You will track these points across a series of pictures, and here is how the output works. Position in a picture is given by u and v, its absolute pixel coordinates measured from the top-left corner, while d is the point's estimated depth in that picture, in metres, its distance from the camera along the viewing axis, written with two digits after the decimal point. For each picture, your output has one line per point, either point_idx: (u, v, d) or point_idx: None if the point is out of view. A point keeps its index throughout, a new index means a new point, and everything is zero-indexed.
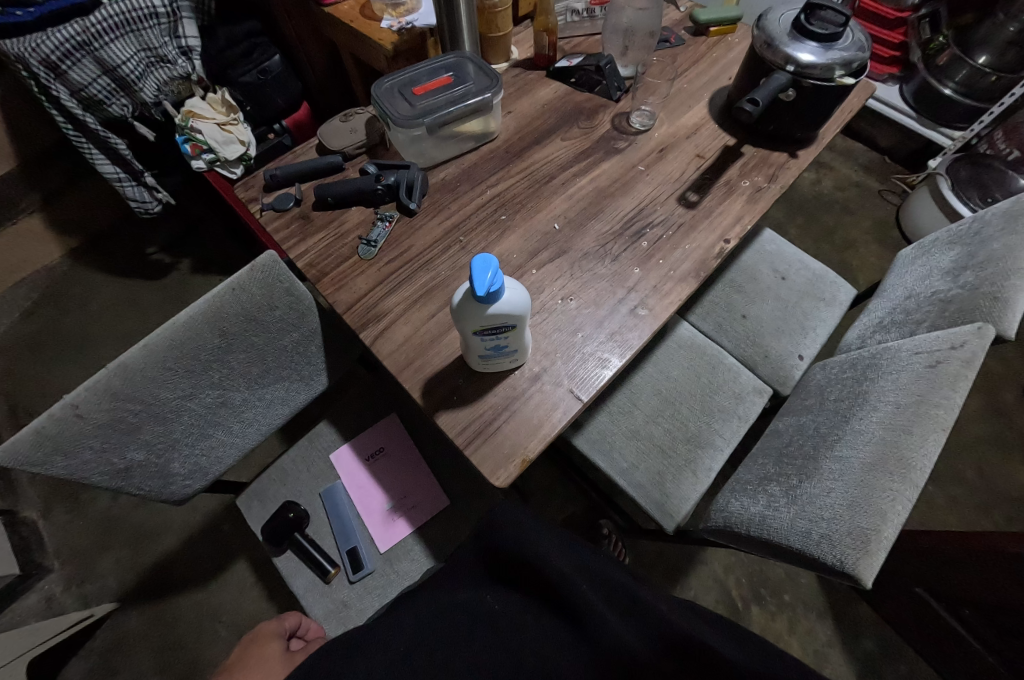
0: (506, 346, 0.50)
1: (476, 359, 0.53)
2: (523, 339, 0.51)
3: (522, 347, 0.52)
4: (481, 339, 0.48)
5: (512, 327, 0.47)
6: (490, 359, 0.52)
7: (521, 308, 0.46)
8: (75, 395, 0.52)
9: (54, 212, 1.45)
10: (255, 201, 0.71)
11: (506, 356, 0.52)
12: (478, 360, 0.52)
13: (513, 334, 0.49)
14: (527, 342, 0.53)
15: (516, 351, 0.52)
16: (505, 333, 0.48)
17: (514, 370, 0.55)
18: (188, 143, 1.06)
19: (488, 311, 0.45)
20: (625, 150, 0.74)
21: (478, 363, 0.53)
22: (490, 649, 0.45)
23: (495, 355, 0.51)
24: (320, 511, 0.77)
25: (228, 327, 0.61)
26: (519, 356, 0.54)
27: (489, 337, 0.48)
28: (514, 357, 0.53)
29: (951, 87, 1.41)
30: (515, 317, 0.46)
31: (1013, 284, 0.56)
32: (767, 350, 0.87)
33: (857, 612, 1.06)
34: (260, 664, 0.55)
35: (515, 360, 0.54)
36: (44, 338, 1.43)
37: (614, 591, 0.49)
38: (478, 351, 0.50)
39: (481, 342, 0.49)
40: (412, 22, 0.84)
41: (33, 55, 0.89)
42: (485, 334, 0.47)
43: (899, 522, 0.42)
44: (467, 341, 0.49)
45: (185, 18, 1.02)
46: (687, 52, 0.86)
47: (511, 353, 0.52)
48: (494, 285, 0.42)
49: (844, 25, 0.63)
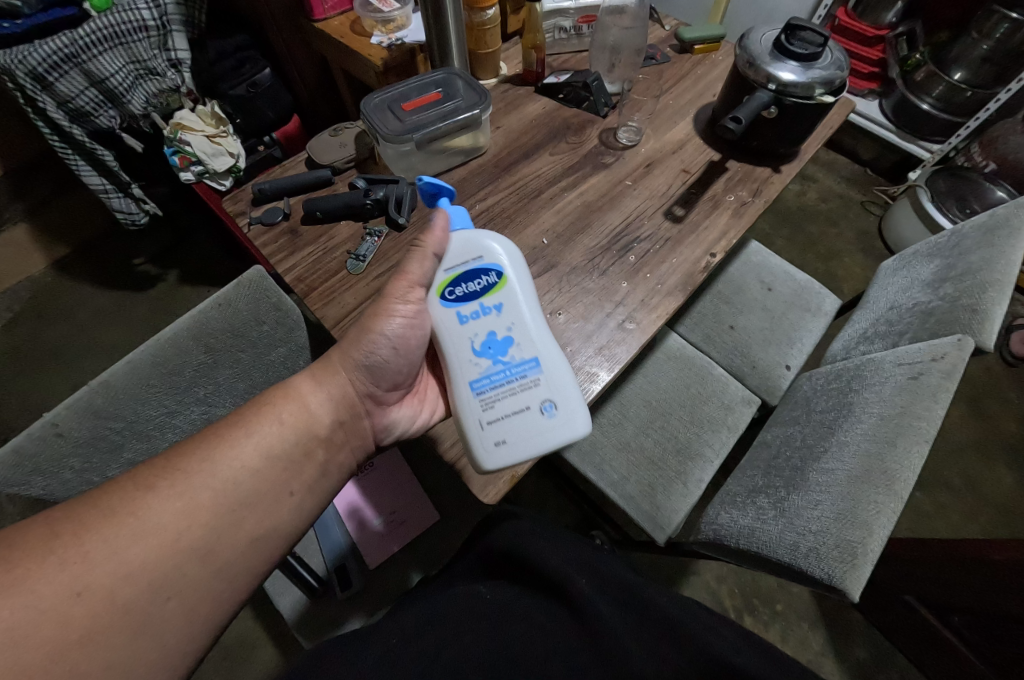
0: (511, 330, 0.49)
1: (483, 440, 0.47)
2: (538, 332, 0.50)
3: (545, 356, 0.49)
4: (469, 307, 0.50)
5: (500, 277, 0.50)
6: (503, 396, 0.47)
7: (507, 250, 0.52)
8: (56, 413, 0.51)
9: (38, 222, 1.43)
10: (242, 215, 0.71)
11: (511, 388, 0.48)
12: (483, 425, 0.47)
13: (508, 303, 0.50)
14: (569, 382, 0.49)
15: (519, 375, 0.48)
16: (489, 289, 0.50)
17: (531, 427, 0.47)
18: (176, 155, 1.06)
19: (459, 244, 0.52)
20: (612, 165, 0.75)
21: (487, 428, 0.47)
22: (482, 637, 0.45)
23: (502, 374, 0.48)
24: (311, 533, 0.78)
25: (214, 343, 0.61)
26: (558, 403, 0.48)
27: (466, 290, 0.50)
28: (545, 399, 0.48)
29: (929, 102, 1.45)
30: (495, 254, 0.51)
31: (991, 297, 0.57)
32: (755, 360, 0.88)
33: (849, 621, 1.07)
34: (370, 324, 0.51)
35: (556, 411, 0.48)
36: (27, 351, 1.40)
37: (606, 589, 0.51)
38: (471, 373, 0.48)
39: (469, 323, 0.50)
40: (401, 39, 0.85)
41: (19, 67, 0.89)
42: (466, 294, 0.50)
43: (885, 535, 0.43)
44: (447, 331, 0.50)
45: (176, 32, 1.00)
46: (673, 70, 0.88)
47: (532, 363, 0.49)
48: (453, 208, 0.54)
49: (822, 45, 0.65)
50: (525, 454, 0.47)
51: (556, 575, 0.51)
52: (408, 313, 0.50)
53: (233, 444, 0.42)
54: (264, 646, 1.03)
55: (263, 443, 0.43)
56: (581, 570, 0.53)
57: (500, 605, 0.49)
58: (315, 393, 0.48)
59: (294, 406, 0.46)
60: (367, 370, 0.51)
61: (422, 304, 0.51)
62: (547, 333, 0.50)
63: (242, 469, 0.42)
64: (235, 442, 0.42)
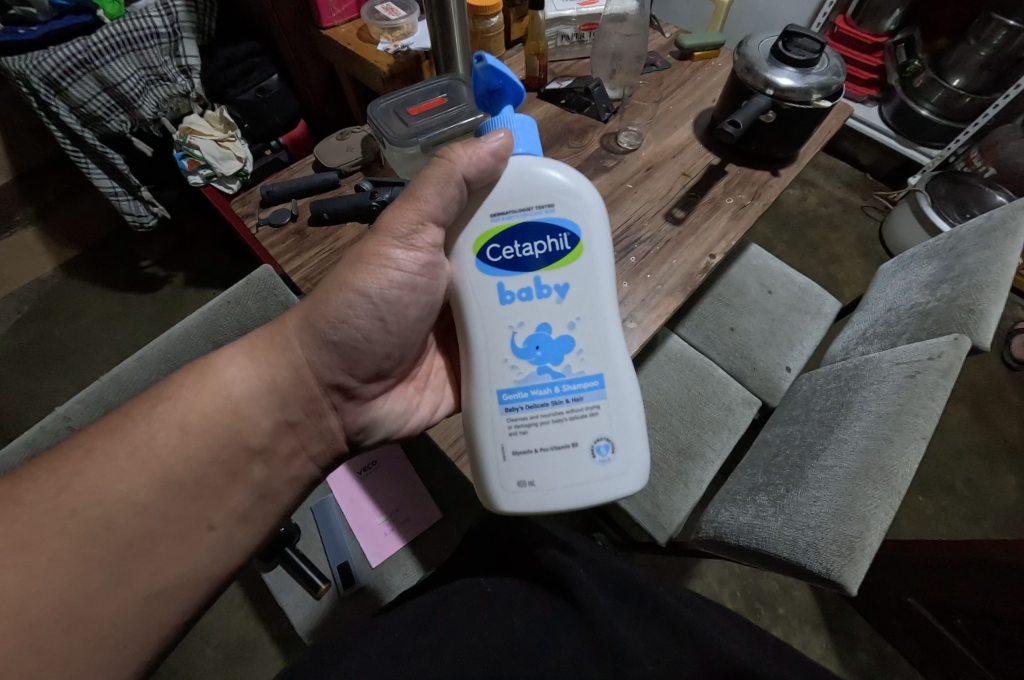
0: (572, 332, 0.43)
1: (505, 479, 0.42)
2: (606, 345, 0.43)
3: (608, 378, 0.43)
4: (524, 281, 0.42)
5: (566, 255, 0.42)
6: (546, 423, 0.42)
7: (590, 214, 0.43)
8: (67, 406, 0.54)
9: (48, 225, 1.45)
10: (251, 216, 0.73)
11: (551, 411, 0.42)
12: (509, 454, 0.42)
13: (575, 291, 0.43)
14: (629, 420, 0.43)
15: (565, 397, 0.42)
16: (555, 263, 0.42)
17: (568, 463, 0.42)
18: (186, 159, 1.09)
19: (516, 178, 0.42)
20: (613, 168, 0.76)
21: (511, 457, 0.42)
22: (485, 626, 0.48)
23: (549, 393, 0.42)
24: (311, 525, 0.79)
25: (222, 340, 0.63)
26: (614, 445, 0.42)
27: (512, 264, 0.42)
28: (600, 438, 0.42)
29: (929, 108, 1.46)
30: (573, 217, 0.42)
31: (988, 298, 0.57)
32: (755, 362, 0.89)
33: (852, 625, 1.06)
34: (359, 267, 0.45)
35: (610, 455, 0.42)
36: (36, 352, 1.42)
37: (607, 583, 0.55)
38: (503, 381, 0.42)
39: (519, 304, 0.42)
40: (407, 46, 0.87)
41: (34, 72, 0.92)
42: (523, 262, 0.42)
43: (882, 529, 0.43)
44: (487, 307, 0.42)
45: (186, 39, 1.04)
46: (673, 76, 0.90)
47: (591, 384, 0.42)
48: (518, 119, 0.44)
49: (819, 52, 0.66)
50: (553, 504, 0.42)
51: (557, 567, 0.54)
52: (408, 259, 0.44)
53: (103, 462, 0.38)
54: (266, 646, 1.03)
55: (146, 461, 0.39)
56: (583, 564, 0.56)
57: (502, 597, 0.51)
58: (232, 383, 0.43)
59: (246, 398, 0.44)
60: (340, 356, 0.47)
61: (428, 245, 0.44)
62: (616, 347, 0.44)
63: (120, 497, 0.37)
64: (190, 442, 0.41)
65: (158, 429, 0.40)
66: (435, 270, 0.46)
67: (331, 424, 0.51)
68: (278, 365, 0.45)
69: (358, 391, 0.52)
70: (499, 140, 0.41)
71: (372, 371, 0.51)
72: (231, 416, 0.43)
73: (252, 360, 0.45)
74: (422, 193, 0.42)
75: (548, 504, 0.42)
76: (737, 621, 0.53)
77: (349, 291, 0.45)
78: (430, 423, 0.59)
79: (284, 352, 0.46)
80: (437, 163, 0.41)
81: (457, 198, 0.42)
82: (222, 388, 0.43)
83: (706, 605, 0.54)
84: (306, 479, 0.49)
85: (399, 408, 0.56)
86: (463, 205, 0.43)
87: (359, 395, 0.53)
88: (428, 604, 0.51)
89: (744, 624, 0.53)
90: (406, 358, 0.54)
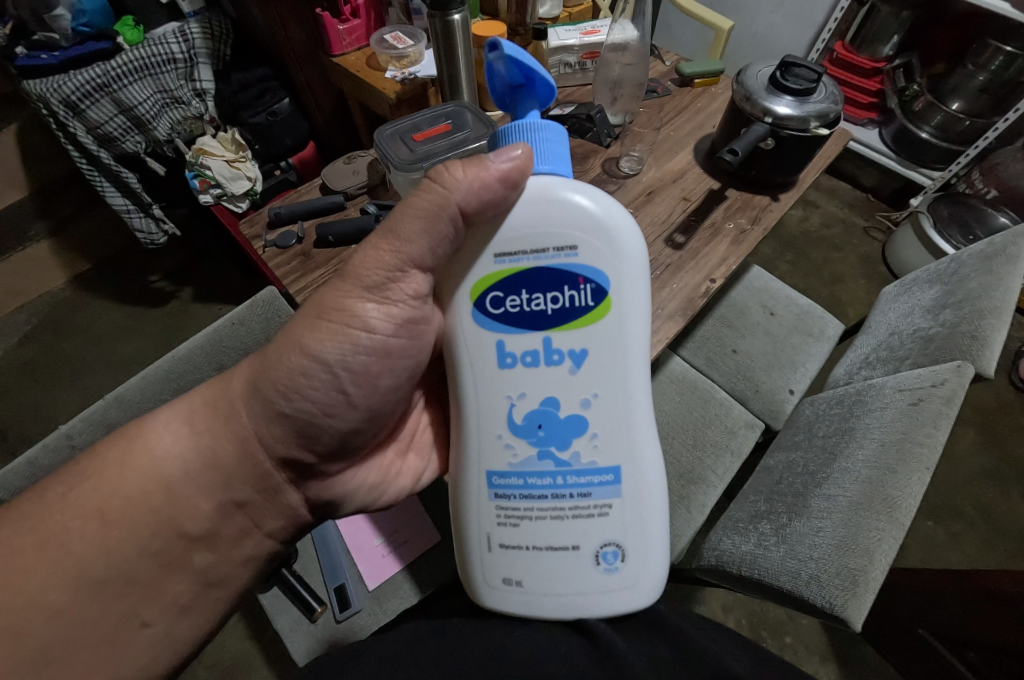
0: (583, 414, 0.41)
1: (489, 575, 0.43)
2: (624, 436, 0.42)
3: (623, 475, 0.41)
4: (532, 344, 0.41)
5: (577, 318, 0.41)
6: (544, 520, 0.41)
7: (616, 269, 0.41)
8: (70, 425, 0.56)
9: (61, 241, 1.48)
10: (258, 238, 0.75)
11: (547, 504, 0.41)
12: (495, 546, 0.42)
13: (589, 365, 0.41)
14: (640, 523, 0.42)
15: (572, 493, 0.41)
16: (569, 326, 0.41)
17: (565, 566, 0.41)
18: (197, 178, 1.10)
19: (540, 208, 0.40)
20: (614, 192, 0.78)
21: (496, 551, 0.42)
22: (478, 650, 0.47)
23: (550, 485, 0.41)
24: (309, 547, 0.77)
25: (226, 361, 0.64)
26: (622, 554, 0.41)
27: (515, 320, 0.41)
28: (607, 545, 0.41)
29: (928, 131, 1.47)
30: (596, 272, 0.41)
31: (990, 323, 0.57)
32: (758, 385, 0.88)
33: (861, 656, 1.04)
34: (321, 323, 0.44)
35: (616, 564, 0.41)
36: (43, 365, 1.44)
37: None
38: (497, 462, 0.42)
39: (523, 370, 0.41)
40: (414, 73, 0.90)
41: (54, 95, 0.96)
42: (531, 321, 0.41)
43: (887, 564, 0.42)
44: (486, 372, 0.42)
45: (201, 64, 1.08)
46: (674, 102, 0.92)
47: (602, 481, 0.41)
48: (545, 125, 0.42)
49: (816, 81, 0.68)
50: (537, 607, 0.42)
51: None
52: (379, 313, 0.45)
53: (12, 557, 0.38)
54: (260, 668, 1.02)
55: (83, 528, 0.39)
56: None
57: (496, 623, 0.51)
58: (165, 460, 0.43)
59: (225, 439, 0.45)
60: (295, 430, 0.47)
61: (404, 287, 0.44)
62: (634, 437, 0.42)
63: (31, 598, 0.37)
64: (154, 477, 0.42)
65: (73, 518, 0.40)
66: (410, 326, 0.47)
67: (290, 500, 0.52)
68: (220, 437, 0.45)
69: (322, 469, 0.53)
70: (512, 161, 0.39)
71: (335, 446, 0.51)
72: (162, 498, 0.42)
73: (189, 429, 0.44)
74: (402, 232, 0.42)
75: (536, 608, 0.42)
76: (749, 649, 0.52)
77: (304, 355, 0.44)
78: (412, 490, 0.62)
79: (229, 422, 0.45)
80: (429, 190, 0.40)
81: (448, 237, 0.42)
82: (154, 464, 0.42)
83: (715, 634, 0.53)
84: (263, 556, 0.51)
85: (373, 480, 0.58)
86: (456, 243, 0.42)
87: (324, 474, 0.54)
88: (414, 635, 0.51)
89: (755, 651, 0.51)
90: (379, 433, 0.56)
